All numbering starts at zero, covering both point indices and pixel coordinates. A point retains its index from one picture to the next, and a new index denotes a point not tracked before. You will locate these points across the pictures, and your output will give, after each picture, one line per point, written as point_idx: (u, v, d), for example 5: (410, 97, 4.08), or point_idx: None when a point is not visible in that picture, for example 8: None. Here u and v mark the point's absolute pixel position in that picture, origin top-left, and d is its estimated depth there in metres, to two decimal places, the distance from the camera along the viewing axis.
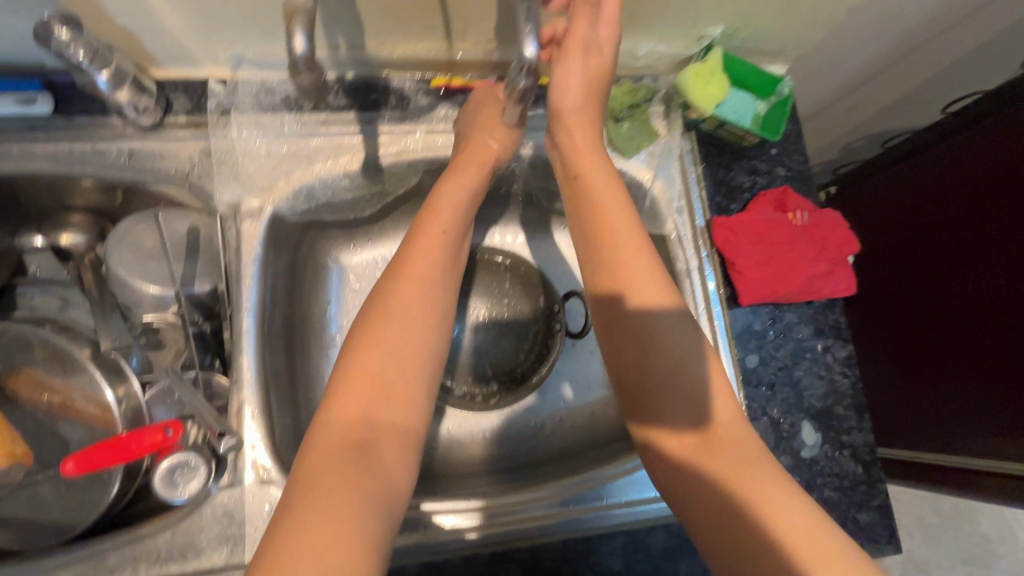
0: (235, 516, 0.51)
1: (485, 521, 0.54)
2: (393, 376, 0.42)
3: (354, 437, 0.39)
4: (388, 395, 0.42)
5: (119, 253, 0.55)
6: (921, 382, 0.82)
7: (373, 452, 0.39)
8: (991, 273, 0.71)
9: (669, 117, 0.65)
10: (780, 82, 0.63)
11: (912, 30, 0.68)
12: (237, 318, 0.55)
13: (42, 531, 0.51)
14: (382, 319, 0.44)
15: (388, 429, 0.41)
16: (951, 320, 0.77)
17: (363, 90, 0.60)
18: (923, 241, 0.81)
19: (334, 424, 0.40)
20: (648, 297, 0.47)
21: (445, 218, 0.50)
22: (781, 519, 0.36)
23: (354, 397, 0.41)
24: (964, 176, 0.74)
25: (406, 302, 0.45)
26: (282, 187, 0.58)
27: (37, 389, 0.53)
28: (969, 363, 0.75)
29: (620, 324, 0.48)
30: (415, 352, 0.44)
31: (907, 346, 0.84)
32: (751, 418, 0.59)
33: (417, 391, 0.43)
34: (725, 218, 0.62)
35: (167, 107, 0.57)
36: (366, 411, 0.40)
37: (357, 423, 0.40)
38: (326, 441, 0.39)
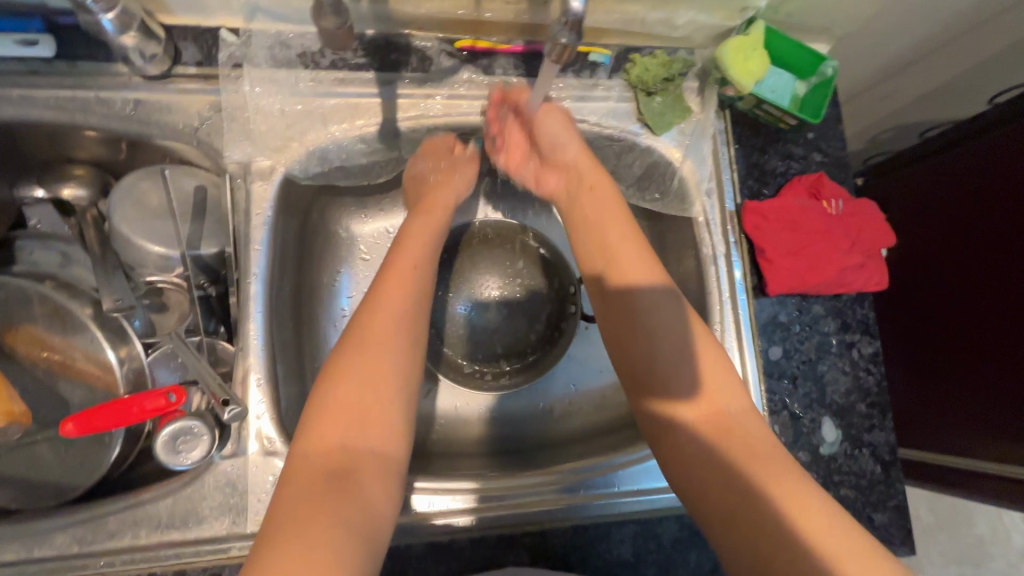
0: (238, 486, 0.49)
1: (479, 504, 0.52)
2: (369, 407, 0.43)
3: (330, 468, 0.39)
4: (366, 425, 0.42)
5: (124, 210, 0.53)
6: (941, 384, 0.80)
7: (353, 484, 0.39)
8: (996, 288, 0.72)
9: (703, 94, 0.62)
10: (824, 62, 0.58)
11: (968, 11, 0.64)
12: (244, 284, 0.53)
13: (40, 491, 0.50)
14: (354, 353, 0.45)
15: (368, 458, 0.41)
16: (977, 323, 0.75)
17: (384, 48, 0.57)
18: (927, 257, 0.82)
19: (312, 455, 0.40)
20: (654, 290, 0.50)
21: (414, 257, 0.52)
22: (800, 511, 0.38)
23: (331, 429, 0.41)
24: (971, 194, 0.75)
25: (380, 333, 0.46)
26: (295, 148, 0.56)
27: (36, 347, 0.51)
28: (975, 378, 0.75)
29: (632, 313, 0.51)
30: (392, 381, 0.45)
31: (928, 347, 0.82)
32: (771, 412, 0.57)
33: (395, 420, 0.44)
34: (757, 203, 0.59)
35: (176, 56, 0.54)
36: (344, 442, 0.41)
37: (334, 453, 0.40)
38: (303, 474, 0.39)
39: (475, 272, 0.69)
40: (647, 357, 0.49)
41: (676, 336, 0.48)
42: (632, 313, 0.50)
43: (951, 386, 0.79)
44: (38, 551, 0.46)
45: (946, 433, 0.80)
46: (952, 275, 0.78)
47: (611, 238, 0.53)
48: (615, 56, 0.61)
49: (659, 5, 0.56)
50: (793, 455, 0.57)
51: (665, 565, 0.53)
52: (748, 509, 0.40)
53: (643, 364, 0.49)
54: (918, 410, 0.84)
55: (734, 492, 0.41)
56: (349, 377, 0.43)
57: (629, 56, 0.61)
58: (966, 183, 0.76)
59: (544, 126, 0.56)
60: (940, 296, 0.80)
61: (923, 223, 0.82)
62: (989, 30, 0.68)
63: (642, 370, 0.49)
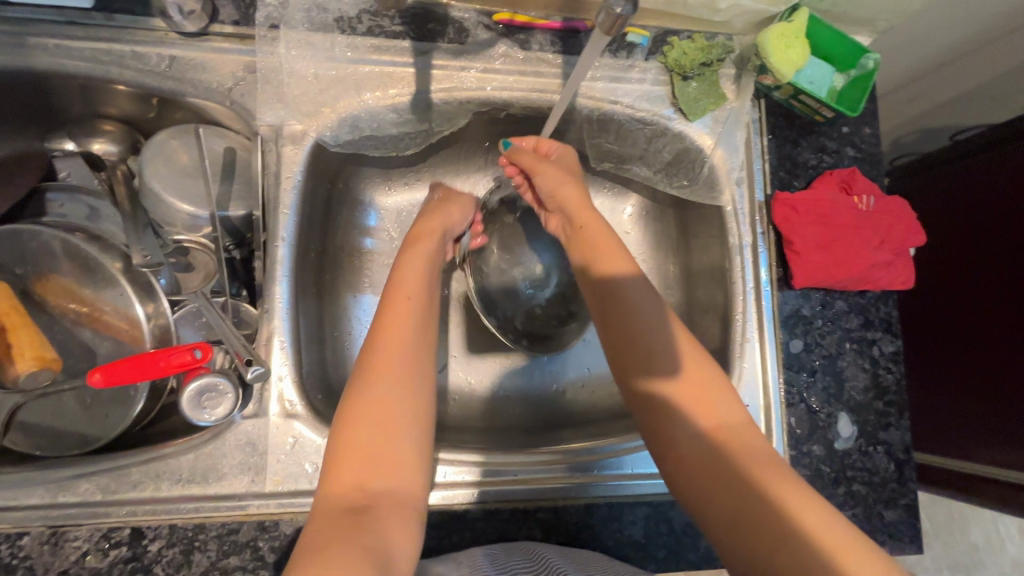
0: (259, 446, 0.50)
1: (484, 478, 0.53)
2: (384, 447, 0.41)
3: (349, 505, 0.38)
4: (382, 463, 0.40)
5: (155, 167, 0.53)
6: (958, 390, 0.79)
7: (372, 521, 0.37)
8: (1007, 306, 0.73)
9: (739, 81, 0.61)
10: (865, 54, 0.57)
11: (1015, 11, 0.63)
12: (271, 247, 0.53)
13: (65, 440, 0.50)
14: (366, 389, 0.42)
15: (385, 497, 0.39)
16: (999, 328, 0.74)
17: (421, 17, 0.56)
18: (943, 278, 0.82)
19: (330, 492, 0.38)
20: (635, 278, 0.51)
21: (410, 287, 0.49)
22: (802, 514, 0.37)
23: (348, 468, 0.39)
24: (982, 215, 0.76)
25: (390, 365, 0.44)
26: (327, 114, 0.55)
27: (66, 297, 0.52)
28: (979, 389, 0.76)
29: (625, 309, 0.50)
30: (401, 419, 0.42)
31: (947, 353, 0.81)
32: (788, 404, 0.57)
33: (411, 457, 0.41)
34: (789, 195, 0.59)
35: (213, 15, 0.53)
36: (360, 482, 0.39)
37: (352, 492, 0.38)
38: (321, 516, 0.37)
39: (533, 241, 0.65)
40: (632, 346, 0.49)
41: (659, 322, 0.49)
42: (617, 301, 0.50)
43: (969, 390, 0.78)
44: (63, 497, 0.47)
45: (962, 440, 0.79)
46: (964, 297, 0.79)
47: (601, 242, 0.52)
48: (653, 37, 0.60)
49: None
50: (808, 448, 0.57)
51: (675, 548, 0.53)
52: (751, 510, 0.38)
53: (636, 352, 0.48)
54: (933, 415, 0.84)
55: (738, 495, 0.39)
56: (367, 413, 0.41)
57: (667, 38, 0.60)
58: (997, 187, 0.74)
59: (541, 174, 0.56)
60: (963, 302, 0.79)
61: (952, 227, 0.80)
62: None
63: (632, 364, 0.48)
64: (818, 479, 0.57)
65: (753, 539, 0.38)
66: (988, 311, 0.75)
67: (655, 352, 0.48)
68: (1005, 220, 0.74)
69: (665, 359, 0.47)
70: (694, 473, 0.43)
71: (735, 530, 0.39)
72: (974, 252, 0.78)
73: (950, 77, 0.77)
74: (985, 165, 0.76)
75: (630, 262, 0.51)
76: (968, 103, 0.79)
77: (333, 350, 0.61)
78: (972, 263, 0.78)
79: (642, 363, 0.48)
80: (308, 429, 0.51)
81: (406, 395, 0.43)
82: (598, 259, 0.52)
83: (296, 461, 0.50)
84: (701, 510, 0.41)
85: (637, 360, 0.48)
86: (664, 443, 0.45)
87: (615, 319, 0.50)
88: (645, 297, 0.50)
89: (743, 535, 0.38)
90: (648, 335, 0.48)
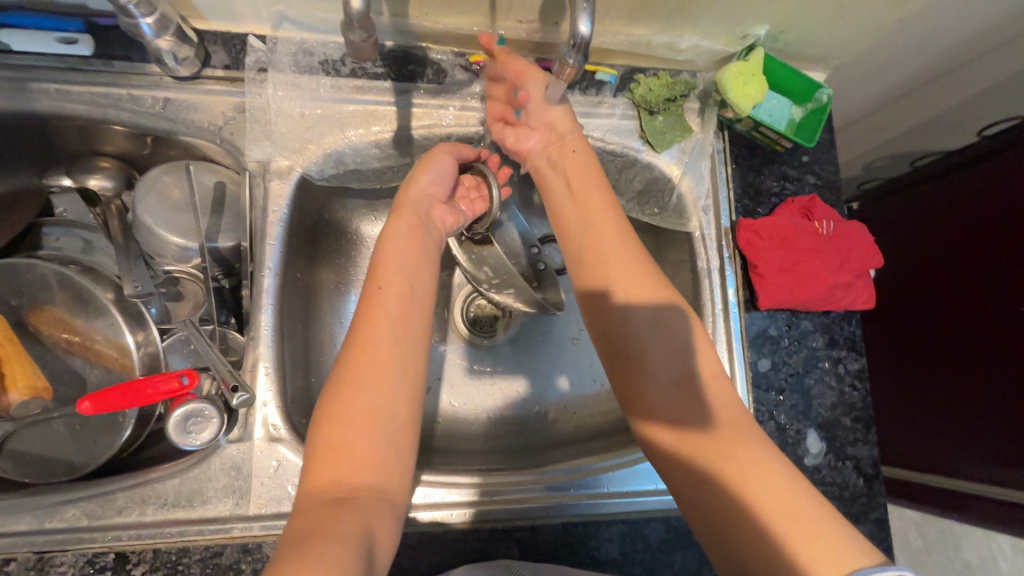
0: (243, 470, 0.51)
1: (476, 498, 0.55)
2: (363, 444, 0.42)
3: (330, 497, 0.40)
4: (363, 460, 0.42)
5: (148, 201, 0.55)
6: (943, 405, 0.81)
7: (355, 510, 0.39)
8: (993, 310, 0.74)
9: (704, 115, 0.65)
10: (819, 89, 0.61)
11: (960, 48, 0.67)
12: (258, 276, 0.55)
13: (53, 467, 0.51)
14: (347, 384, 0.44)
15: (366, 492, 0.41)
16: (976, 341, 0.76)
17: (401, 60, 0.60)
18: (926, 284, 0.84)
19: (314, 484, 0.40)
20: (628, 302, 0.51)
21: (393, 279, 0.49)
22: (779, 508, 0.41)
23: (328, 465, 0.41)
24: (965, 221, 0.78)
25: (374, 362, 0.45)
26: (312, 150, 0.59)
27: (59, 327, 0.53)
28: (959, 395, 0.79)
29: (608, 317, 0.52)
30: (379, 416, 0.43)
31: (931, 371, 0.83)
32: (758, 421, 0.59)
33: (390, 452, 0.43)
34: (752, 221, 0.62)
35: (205, 60, 0.57)
36: (338, 477, 0.41)
37: (332, 487, 0.40)
38: (303, 509, 0.39)
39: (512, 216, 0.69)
40: (632, 366, 0.51)
41: (658, 349, 0.50)
42: (605, 309, 0.53)
43: (954, 401, 0.79)
44: (50, 522, 0.49)
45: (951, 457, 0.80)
46: (950, 298, 0.80)
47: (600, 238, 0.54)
48: (621, 75, 0.64)
49: (664, 29, 0.60)
50: None
51: (651, 565, 0.55)
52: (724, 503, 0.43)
53: (626, 358, 0.51)
54: (920, 431, 0.85)
55: (718, 488, 0.44)
56: (348, 409, 0.43)
57: (634, 76, 0.64)
58: (965, 205, 0.77)
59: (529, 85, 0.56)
60: (943, 316, 0.81)
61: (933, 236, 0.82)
62: (981, 66, 0.70)
63: (633, 382, 0.51)
64: None
65: (734, 530, 0.42)
66: (968, 326, 0.78)
67: (649, 377, 0.50)
68: (986, 227, 0.75)
69: (664, 380, 0.49)
70: (687, 474, 0.46)
71: (720, 518, 0.43)
72: (952, 264, 0.80)
73: (906, 107, 0.81)
74: (952, 186, 0.79)
75: (634, 283, 0.52)
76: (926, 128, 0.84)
77: (318, 375, 0.63)
78: (960, 267, 0.79)
79: (637, 388, 0.50)
80: (292, 452, 0.52)
81: (389, 392, 0.44)
82: (595, 260, 0.54)
83: (279, 484, 0.51)
84: (687, 502, 0.46)
85: (636, 381, 0.50)
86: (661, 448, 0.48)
87: (603, 322, 0.53)
88: (644, 325, 0.51)
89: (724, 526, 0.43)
90: (635, 343, 0.51)
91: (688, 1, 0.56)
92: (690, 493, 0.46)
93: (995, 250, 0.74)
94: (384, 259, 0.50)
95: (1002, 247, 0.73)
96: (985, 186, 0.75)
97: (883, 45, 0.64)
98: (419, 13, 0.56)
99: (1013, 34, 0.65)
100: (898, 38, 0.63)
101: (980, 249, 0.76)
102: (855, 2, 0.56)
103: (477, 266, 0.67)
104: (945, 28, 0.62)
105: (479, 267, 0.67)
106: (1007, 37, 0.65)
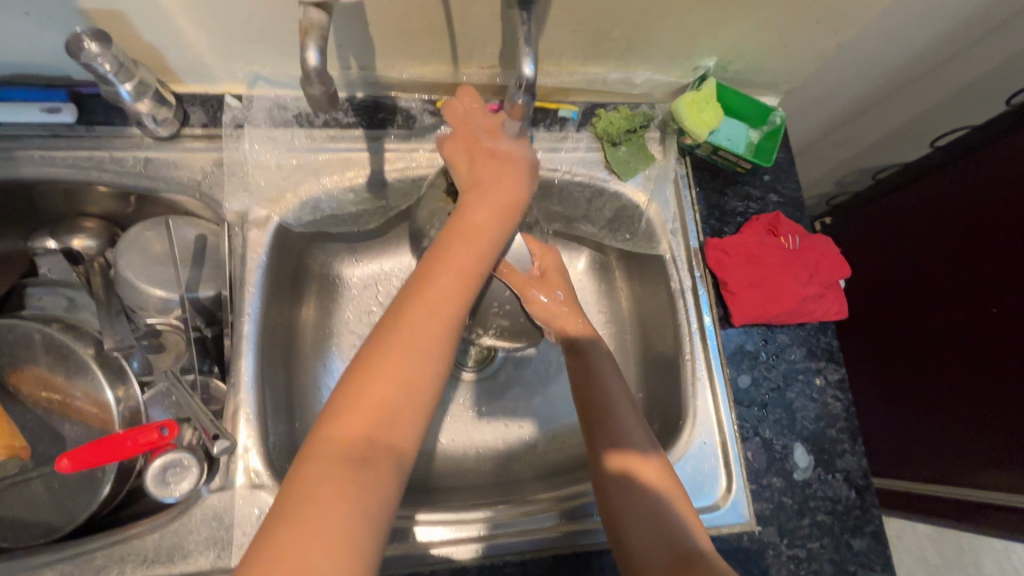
0: (224, 520, 0.51)
1: (466, 535, 0.54)
2: (398, 404, 0.39)
3: (353, 455, 0.37)
4: (395, 422, 0.39)
5: (129, 257, 0.56)
6: (937, 403, 0.80)
7: (373, 476, 0.37)
8: (982, 301, 0.73)
9: (664, 143, 0.68)
10: (771, 112, 0.65)
11: (901, 68, 0.71)
12: (237, 324, 0.56)
13: (31, 529, 0.51)
14: (392, 334, 0.41)
15: (390, 460, 0.38)
16: (960, 336, 0.76)
17: (371, 109, 0.63)
18: (908, 280, 0.84)
19: (337, 437, 0.38)
20: (603, 374, 0.57)
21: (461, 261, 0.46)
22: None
23: (358, 418, 0.38)
24: (947, 214, 0.78)
25: (419, 331, 0.42)
26: (289, 199, 0.61)
27: (39, 386, 0.54)
28: (951, 388, 0.78)
29: (583, 379, 0.57)
30: (417, 381, 0.40)
31: (920, 371, 0.83)
32: (743, 438, 0.59)
33: (417, 421, 0.40)
34: (719, 240, 0.64)
35: (184, 120, 0.60)
36: (366, 433, 0.38)
37: (358, 443, 0.37)
38: (323, 458, 0.36)
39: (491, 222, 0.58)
40: (600, 403, 0.55)
41: (618, 388, 0.56)
42: (581, 377, 0.58)
43: (947, 395, 0.79)
44: None
45: (947, 464, 0.79)
46: (937, 293, 0.80)
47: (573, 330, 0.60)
48: (582, 111, 0.67)
49: (619, 66, 0.63)
50: (768, 480, 0.58)
51: None
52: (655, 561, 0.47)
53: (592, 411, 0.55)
54: (920, 442, 0.83)
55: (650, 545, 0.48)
56: (387, 364, 0.40)
57: (595, 111, 0.67)
58: (940, 201, 0.79)
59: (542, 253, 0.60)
60: (926, 316, 0.82)
61: (914, 234, 0.83)
62: (923, 81, 0.74)
63: (596, 410, 0.55)
64: (781, 511, 0.58)
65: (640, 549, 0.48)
66: (951, 321, 0.78)
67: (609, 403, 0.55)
68: (967, 218, 0.75)
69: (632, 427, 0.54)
70: (621, 496, 0.51)
71: (635, 509, 0.50)
72: (935, 257, 0.80)
73: (862, 124, 0.85)
74: (931, 186, 0.80)
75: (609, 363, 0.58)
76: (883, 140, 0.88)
77: (301, 419, 0.63)
78: (942, 259, 0.79)
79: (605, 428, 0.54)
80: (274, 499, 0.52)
81: (424, 357, 0.41)
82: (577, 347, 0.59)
83: None
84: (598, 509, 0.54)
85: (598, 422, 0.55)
86: (612, 468, 0.52)
87: (585, 388, 0.57)
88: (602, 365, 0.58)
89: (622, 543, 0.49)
90: (603, 402, 0.55)
91: (637, 40, 0.60)
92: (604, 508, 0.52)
93: (968, 243, 0.75)
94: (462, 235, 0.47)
95: (979, 236, 0.74)
96: (961, 179, 0.76)
97: (825, 70, 0.68)
98: (386, 65, 0.59)
99: (949, 51, 0.69)
100: (838, 63, 0.67)
101: (954, 244, 0.77)
102: (792, 31, 0.60)
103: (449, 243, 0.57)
104: (880, 51, 0.66)
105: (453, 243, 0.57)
106: (941, 55, 0.69)
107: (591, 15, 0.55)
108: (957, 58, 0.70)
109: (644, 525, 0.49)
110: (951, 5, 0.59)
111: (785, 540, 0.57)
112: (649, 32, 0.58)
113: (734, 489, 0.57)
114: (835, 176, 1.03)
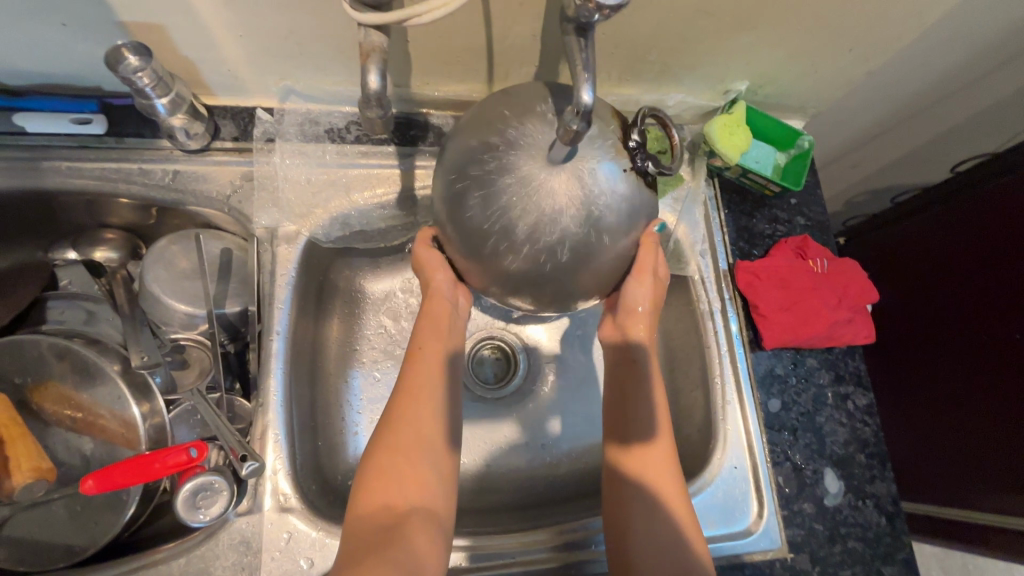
0: (252, 544, 0.50)
1: (478, 562, 0.54)
2: (411, 472, 0.45)
3: (382, 522, 0.42)
4: (411, 484, 0.45)
5: (156, 272, 0.55)
6: (948, 422, 0.82)
7: (402, 538, 0.42)
8: (1006, 326, 0.73)
9: (693, 163, 0.67)
10: (800, 135, 0.65)
11: (921, 95, 0.72)
12: (266, 341, 0.56)
13: (51, 552, 0.50)
14: (395, 417, 0.47)
15: (415, 514, 0.44)
16: (983, 360, 0.76)
17: (403, 125, 0.62)
18: (928, 302, 0.85)
19: (364, 510, 0.43)
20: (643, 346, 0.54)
21: (426, 342, 0.51)
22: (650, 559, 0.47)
23: (379, 491, 0.44)
24: (969, 239, 0.78)
25: (414, 408, 0.48)
26: (319, 214, 0.60)
27: (61, 404, 0.52)
28: (969, 410, 0.78)
29: (620, 360, 0.55)
30: (423, 447, 0.46)
31: (939, 392, 0.83)
32: (774, 462, 0.59)
33: (432, 477, 0.46)
34: (749, 263, 0.64)
35: (215, 133, 0.59)
36: (389, 502, 0.43)
37: (383, 511, 0.43)
38: (356, 532, 0.42)
39: (536, 185, 0.40)
40: (629, 383, 0.54)
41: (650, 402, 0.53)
42: (626, 367, 0.55)
43: (962, 418, 0.79)
44: None
45: (963, 485, 0.79)
46: (960, 316, 0.80)
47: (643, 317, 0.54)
48: None
49: (651, 88, 0.64)
50: (799, 506, 0.58)
51: None
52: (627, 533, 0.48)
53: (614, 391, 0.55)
54: (935, 463, 0.83)
55: (627, 517, 0.49)
56: (394, 440, 0.46)
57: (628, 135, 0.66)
58: (961, 224, 0.79)
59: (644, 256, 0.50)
60: (945, 338, 0.82)
61: (932, 257, 0.84)
62: (942, 108, 0.75)
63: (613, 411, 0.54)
64: (812, 538, 0.57)
65: (637, 553, 0.47)
66: (974, 344, 0.77)
67: None
68: (988, 240, 0.75)
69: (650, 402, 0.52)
70: (632, 506, 0.49)
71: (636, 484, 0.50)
72: (955, 279, 0.80)
73: (880, 147, 0.86)
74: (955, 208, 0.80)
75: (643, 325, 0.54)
76: (898, 160, 0.89)
77: (326, 438, 0.61)
78: (962, 281, 0.79)
79: (625, 420, 0.53)
80: (303, 523, 0.51)
81: (420, 432, 0.47)
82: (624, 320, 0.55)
83: (291, 558, 0.50)
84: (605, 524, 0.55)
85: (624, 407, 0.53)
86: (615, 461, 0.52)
87: (623, 372, 0.55)
88: None
89: (621, 537, 0.49)
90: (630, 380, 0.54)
91: (672, 63, 0.60)
92: (610, 510, 0.51)
93: (990, 268, 0.75)
94: (423, 325, 0.52)
95: (999, 259, 0.74)
96: (983, 202, 0.76)
97: (853, 95, 0.69)
98: (420, 83, 0.59)
99: (969, 79, 0.70)
100: (867, 88, 0.68)
101: (975, 269, 0.77)
102: (824, 59, 0.60)
103: (529, 227, 0.41)
104: (904, 80, 0.67)
105: (540, 223, 0.40)
106: (962, 82, 0.71)
107: (629, 40, 0.55)
108: (978, 86, 0.71)
109: (643, 524, 0.48)
110: (981, 35, 0.60)
111: (818, 567, 0.57)
112: (685, 57, 0.59)
113: (766, 515, 0.57)
114: (849, 195, 1.03)
